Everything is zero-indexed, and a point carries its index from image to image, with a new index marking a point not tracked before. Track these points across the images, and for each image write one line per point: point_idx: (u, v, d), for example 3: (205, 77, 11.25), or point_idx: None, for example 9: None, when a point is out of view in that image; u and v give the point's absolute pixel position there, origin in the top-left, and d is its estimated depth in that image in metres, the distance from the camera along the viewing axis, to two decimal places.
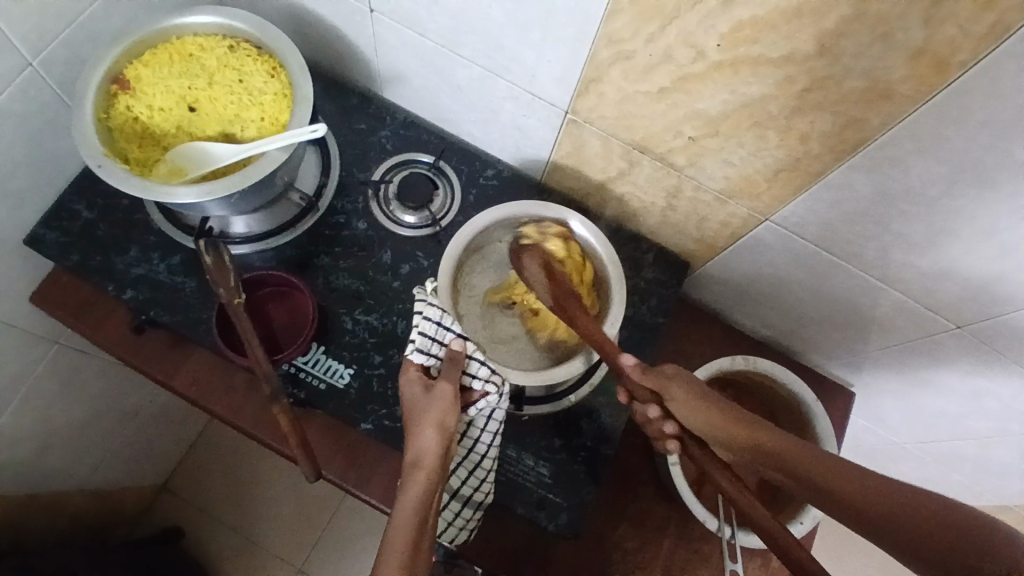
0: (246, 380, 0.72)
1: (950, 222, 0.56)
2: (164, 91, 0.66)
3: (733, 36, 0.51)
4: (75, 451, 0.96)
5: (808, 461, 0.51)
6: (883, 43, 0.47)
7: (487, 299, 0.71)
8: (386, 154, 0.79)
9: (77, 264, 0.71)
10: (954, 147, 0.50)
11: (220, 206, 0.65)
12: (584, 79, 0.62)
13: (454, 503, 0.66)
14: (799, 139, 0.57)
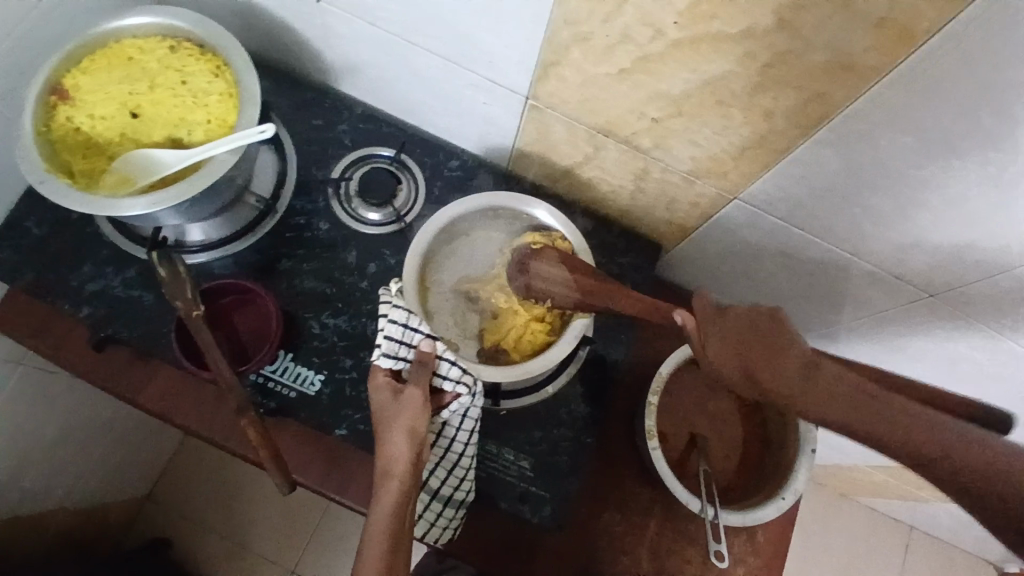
0: (215, 392, 0.70)
1: (918, 193, 0.56)
2: (104, 98, 0.62)
3: (691, 13, 0.50)
4: (50, 471, 0.94)
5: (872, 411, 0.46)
6: (844, 15, 0.45)
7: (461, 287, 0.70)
8: (345, 150, 0.76)
9: (29, 283, 0.69)
10: (919, 117, 0.49)
11: (172, 215, 0.62)
12: (543, 64, 0.60)
13: (434, 504, 0.65)
14: (763, 116, 0.56)
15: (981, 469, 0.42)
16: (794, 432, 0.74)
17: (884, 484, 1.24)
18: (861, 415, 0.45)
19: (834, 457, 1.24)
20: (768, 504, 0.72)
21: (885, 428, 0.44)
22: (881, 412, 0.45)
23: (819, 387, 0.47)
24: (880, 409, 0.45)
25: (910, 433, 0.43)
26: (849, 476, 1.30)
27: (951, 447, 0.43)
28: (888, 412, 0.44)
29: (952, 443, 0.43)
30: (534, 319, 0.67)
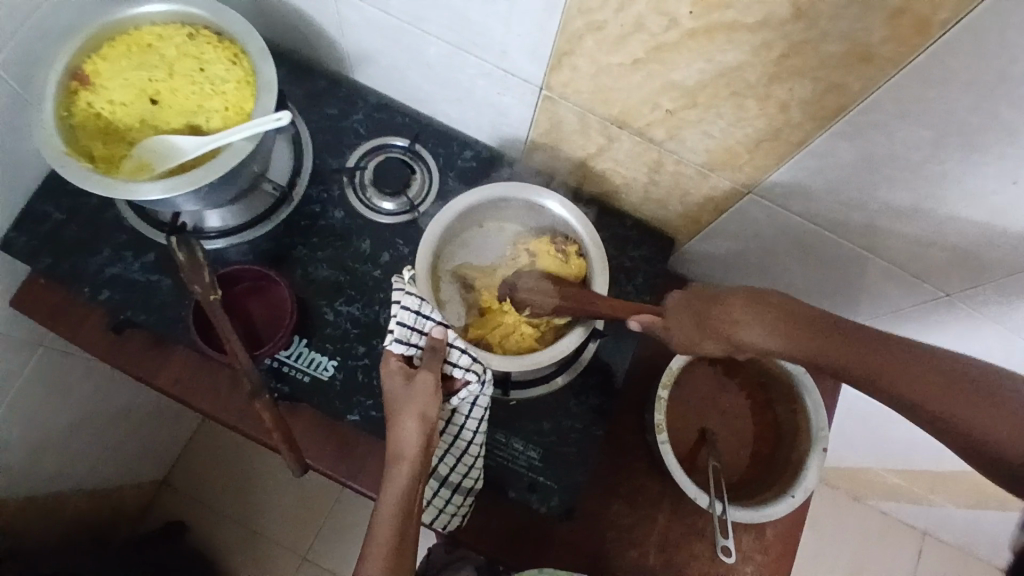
0: (230, 377, 0.72)
1: (936, 187, 0.55)
2: (123, 85, 0.64)
3: (705, 1, 0.49)
4: (69, 452, 0.96)
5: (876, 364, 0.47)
6: (861, 2, 0.44)
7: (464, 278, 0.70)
8: (360, 139, 0.77)
9: (49, 267, 0.70)
10: (938, 109, 0.48)
11: (190, 201, 0.63)
12: (556, 54, 0.60)
13: (443, 490, 0.66)
14: (778, 108, 0.55)
15: (985, 406, 0.45)
16: (806, 428, 0.74)
17: (898, 487, 1.23)
18: (887, 370, 0.47)
19: (847, 458, 1.23)
20: (778, 501, 0.72)
21: (914, 381, 0.46)
22: (895, 360, 0.47)
23: (847, 350, 0.48)
24: (894, 356, 0.47)
25: (931, 382, 0.46)
26: (862, 478, 1.28)
27: (959, 386, 0.46)
28: (901, 359, 0.47)
29: (958, 381, 0.46)
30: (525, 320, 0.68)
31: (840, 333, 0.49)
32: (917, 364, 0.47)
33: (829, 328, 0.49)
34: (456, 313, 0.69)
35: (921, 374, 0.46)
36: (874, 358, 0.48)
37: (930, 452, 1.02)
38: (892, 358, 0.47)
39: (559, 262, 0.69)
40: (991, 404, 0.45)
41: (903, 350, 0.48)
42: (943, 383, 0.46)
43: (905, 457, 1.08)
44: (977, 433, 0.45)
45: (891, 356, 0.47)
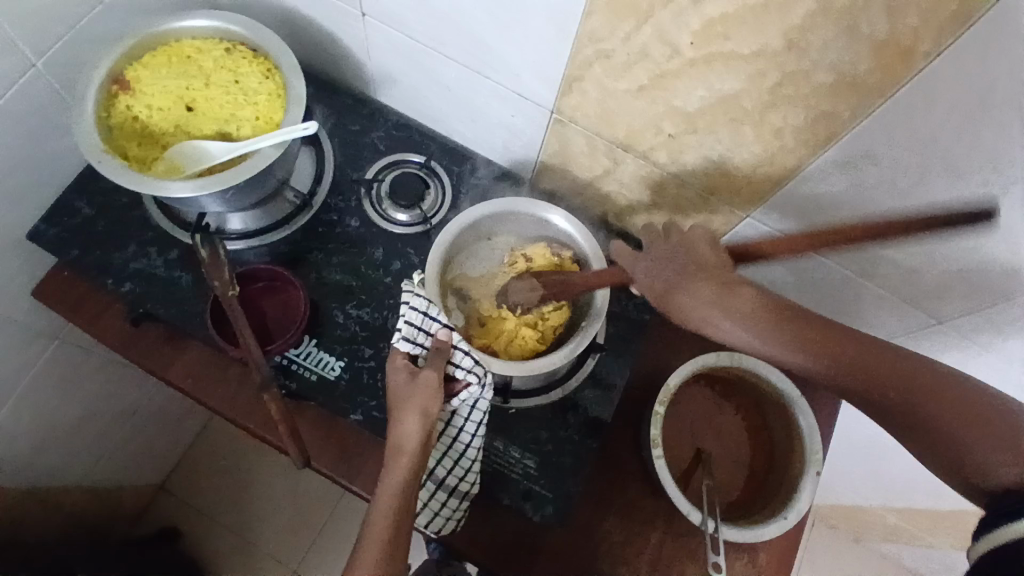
0: (240, 374, 0.74)
1: (923, 213, 0.58)
2: (162, 92, 0.68)
3: (705, 32, 0.53)
4: (75, 446, 0.98)
5: (881, 375, 0.52)
6: (848, 35, 0.48)
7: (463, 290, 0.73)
8: (379, 155, 0.81)
9: (76, 259, 0.74)
10: (922, 137, 0.52)
11: (215, 202, 0.67)
12: (566, 78, 0.64)
13: (439, 493, 0.68)
14: (774, 134, 0.59)
15: (976, 422, 0.50)
16: (800, 451, 0.75)
17: (898, 528, 1.21)
18: (891, 382, 0.52)
19: (846, 496, 1.22)
20: (770, 522, 0.72)
21: (912, 398, 0.51)
22: (899, 372, 0.52)
23: (853, 365, 0.53)
24: (899, 369, 0.52)
25: (929, 395, 0.51)
26: (860, 517, 1.27)
27: (955, 403, 0.51)
28: (905, 372, 0.52)
29: (956, 398, 0.51)
30: (525, 324, 0.70)
31: (848, 346, 0.53)
32: (915, 382, 0.52)
33: (837, 342, 0.53)
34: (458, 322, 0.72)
35: (919, 394, 0.51)
36: (877, 374, 0.52)
37: (928, 489, 1.02)
38: (895, 371, 0.52)
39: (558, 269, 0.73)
40: (975, 423, 0.50)
41: (905, 369, 0.52)
42: (939, 398, 0.51)
43: (903, 494, 1.08)
44: (966, 445, 0.50)
45: (893, 368, 0.52)
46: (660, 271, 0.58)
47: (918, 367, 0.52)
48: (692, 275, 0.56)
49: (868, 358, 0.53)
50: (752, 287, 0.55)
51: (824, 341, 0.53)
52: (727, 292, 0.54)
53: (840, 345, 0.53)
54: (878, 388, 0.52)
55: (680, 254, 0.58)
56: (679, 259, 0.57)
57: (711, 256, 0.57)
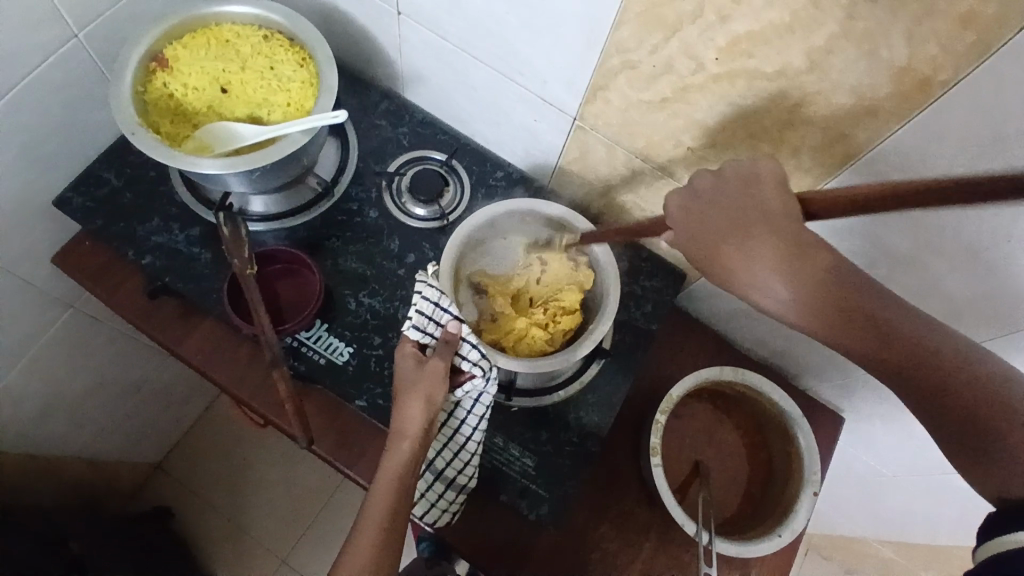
0: (250, 353, 0.76)
1: (935, 239, 0.59)
2: (198, 72, 0.70)
3: (730, 49, 0.55)
4: (77, 415, 0.99)
5: (922, 362, 0.47)
6: (868, 59, 0.50)
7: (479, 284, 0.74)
8: (402, 150, 0.83)
9: (100, 228, 0.75)
10: (938, 163, 0.53)
11: (241, 182, 0.69)
12: (591, 86, 0.66)
13: (437, 484, 0.69)
14: (791, 153, 0.60)
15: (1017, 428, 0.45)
16: (798, 470, 0.76)
17: (892, 562, 1.20)
18: (929, 372, 0.47)
19: (840, 526, 1.22)
20: (764, 539, 0.73)
21: (956, 396, 0.46)
22: (941, 363, 0.47)
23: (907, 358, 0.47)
24: (941, 361, 0.47)
25: (970, 393, 0.46)
26: (854, 548, 1.27)
27: (997, 406, 0.45)
28: (947, 364, 0.47)
29: (1000, 400, 0.46)
30: (536, 324, 0.71)
31: (892, 328, 0.47)
32: (973, 382, 0.46)
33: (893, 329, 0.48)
34: (469, 314, 0.73)
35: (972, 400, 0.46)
36: (931, 373, 0.47)
37: (922, 522, 1.01)
38: (938, 360, 0.47)
39: (571, 273, 0.74)
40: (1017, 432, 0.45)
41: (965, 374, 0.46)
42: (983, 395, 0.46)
43: (899, 527, 1.08)
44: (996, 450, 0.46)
45: (938, 359, 0.47)
46: (704, 219, 0.52)
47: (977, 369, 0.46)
48: (741, 232, 0.50)
49: (910, 342, 0.47)
50: (820, 251, 0.49)
51: (864, 318, 0.48)
52: (786, 252, 0.49)
53: (882, 325, 0.48)
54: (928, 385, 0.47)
55: (737, 192, 0.52)
56: (735, 204, 0.52)
57: (773, 203, 0.50)
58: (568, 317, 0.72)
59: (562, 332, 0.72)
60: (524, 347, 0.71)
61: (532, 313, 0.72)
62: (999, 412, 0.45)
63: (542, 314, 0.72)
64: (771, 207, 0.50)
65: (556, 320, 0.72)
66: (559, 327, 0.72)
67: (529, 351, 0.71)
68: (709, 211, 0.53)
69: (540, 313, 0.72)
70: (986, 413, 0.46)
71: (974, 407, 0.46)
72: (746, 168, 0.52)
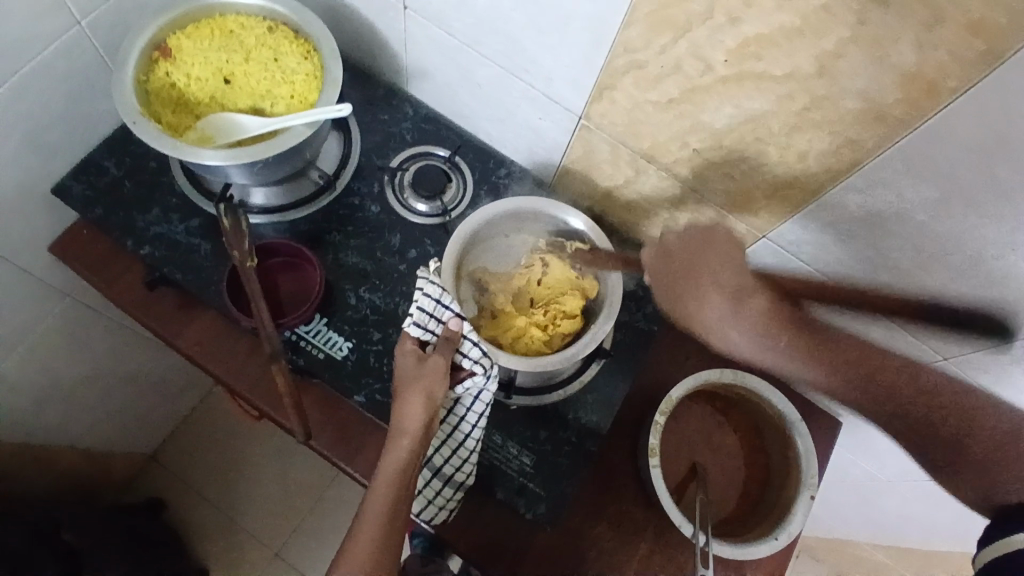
0: (248, 346, 0.75)
1: (938, 247, 0.59)
2: (202, 62, 0.69)
3: (739, 51, 0.55)
4: (73, 405, 0.98)
5: (897, 394, 0.55)
6: (877, 65, 0.50)
7: (480, 279, 0.74)
8: (405, 145, 0.82)
9: (100, 218, 0.75)
10: (944, 171, 0.53)
11: (243, 174, 0.68)
12: (598, 85, 0.66)
13: (435, 480, 0.68)
14: (797, 156, 0.60)
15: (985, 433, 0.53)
16: (796, 474, 0.76)
17: (884, 565, 1.21)
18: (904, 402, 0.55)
19: (834, 529, 1.22)
20: (760, 542, 0.73)
21: (935, 417, 0.54)
22: (910, 392, 0.55)
23: (878, 382, 0.55)
24: (910, 390, 0.55)
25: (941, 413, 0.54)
26: (847, 551, 1.27)
27: (965, 419, 0.54)
28: (916, 392, 0.55)
29: (964, 412, 0.54)
30: (536, 323, 0.71)
31: (867, 365, 0.56)
32: (943, 402, 0.54)
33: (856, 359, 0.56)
34: (468, 308, 0.73)
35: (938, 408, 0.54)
36: (898, 393, 0.55)
37: (917, 527, 1.02)
38: (912, 390, 0.55)
39: (572, 279, 0.73)
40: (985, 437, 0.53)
41: (924, 387, 0.55)
42: (952, 412, 0.54)
43: (893, 531, 1.08)
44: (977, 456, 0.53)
45: (908, 387, 0.55)
46: (671, 277, 0.61)
47: (935, 380, 0.55)
48: (712, 275, 0.60)
49: (882, 378, 0.55)
50: (765, 296, 0.59)
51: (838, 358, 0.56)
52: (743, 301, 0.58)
53: (856, 365, 0.56)
54: (900, 406, 0.55)
55: (700, 249, 0.61)
56: (699, 260, 0.61)
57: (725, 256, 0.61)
58: (568, 320, 0.72)
59: (562, 333, 0.72)
60: (523, 345, 0.71)
61: (532, 312, 0.72)
62: (970, 424, 0.54)
63: (542, 314, 0.72)
64: (724, 261, 0.60)
65: (556, 321, 0.71)
66: (558, 328, 0.71)
67: (528, 349, 0.71)
68: (683, 261, 0.61)
69: (540, 313, 0.72)
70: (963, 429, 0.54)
71: (952, 424, 0.54)
72: (702, 233, 0.62)
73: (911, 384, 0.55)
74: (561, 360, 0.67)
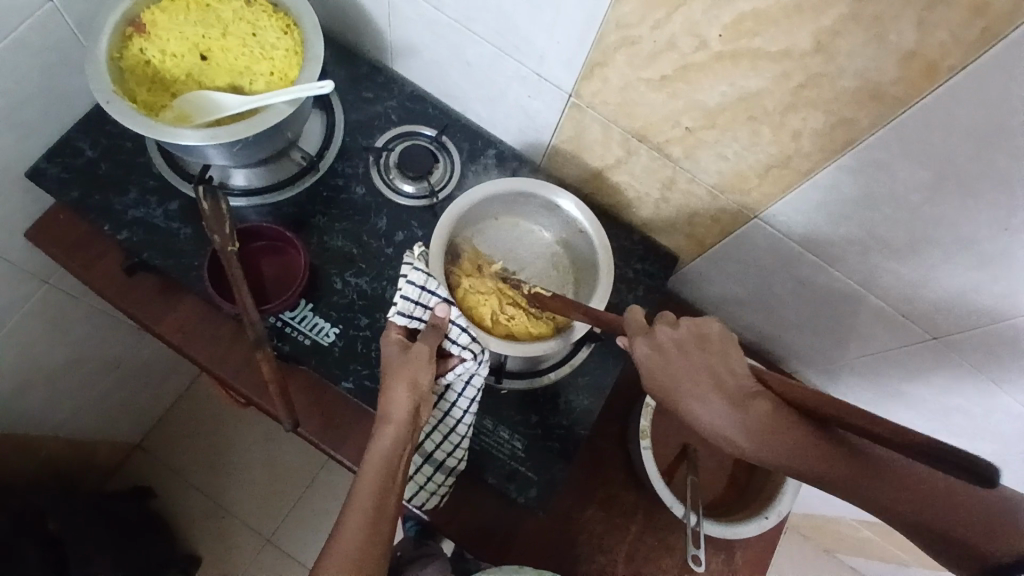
0: (232, 332, 0.73)
1: (931, 230, 0.58)
2: (178, 38, 0.67)
3: (735, 28, 0.53)
4: (55, 393, 0.96)
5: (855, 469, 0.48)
6: (877, 43, 0.48)
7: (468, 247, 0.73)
8: (390, 125, 0.80)
9: (75, 201, 0.72)
10: (940, 152, 0.52)
11: (222, 154, 0.66)
12: (590, 63, 0.64)
13: (426, 466, 0.68)
14: (792, 137, 0.59)
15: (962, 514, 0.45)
16: None
17: (866, 541, 1.24)
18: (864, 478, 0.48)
19: (818, 507, 1.25)
20: (750, 521, 0.73)
21: (902, 498, 0.47)
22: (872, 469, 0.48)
23: (909, 492, 0.47)
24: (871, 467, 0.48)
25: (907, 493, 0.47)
26: (832, 529, 1.29)
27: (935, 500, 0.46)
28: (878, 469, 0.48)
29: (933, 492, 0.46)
30: (501, 311, 0.69)
31: (821, 437, 0.49)
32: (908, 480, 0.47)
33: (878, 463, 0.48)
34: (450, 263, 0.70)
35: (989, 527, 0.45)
36: (933, 505, 0.46)
37: None
38: (873, 464, 0.48)
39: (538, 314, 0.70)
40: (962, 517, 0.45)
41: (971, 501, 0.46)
42: (919, 491, 0.47)
43: None
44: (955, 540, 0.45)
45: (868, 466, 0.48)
46: (661, 371, 0.55)
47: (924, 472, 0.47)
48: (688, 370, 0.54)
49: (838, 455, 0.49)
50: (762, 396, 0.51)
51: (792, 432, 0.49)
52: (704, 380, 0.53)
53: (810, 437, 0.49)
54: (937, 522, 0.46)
55: (694, 349, 0.55)
56: (696, 360, 0.54)
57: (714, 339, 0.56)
58: (526, 334, 0.69)
59: (516, 334, 0.69)
60: (483, 316, 0.69)
61: (503, 300, 0.70)
62: (942, 508, 0.46)
63: (509, 310, 0.70)
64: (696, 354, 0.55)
65: (518, 320, 0.69)
66: (515, 328, 0.69)
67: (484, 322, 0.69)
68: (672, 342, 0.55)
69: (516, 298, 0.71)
70: (934, 508, 0.46)
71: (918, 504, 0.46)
72: (696, 326, 0.57)
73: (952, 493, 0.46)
74: (547, 350, 0.66)
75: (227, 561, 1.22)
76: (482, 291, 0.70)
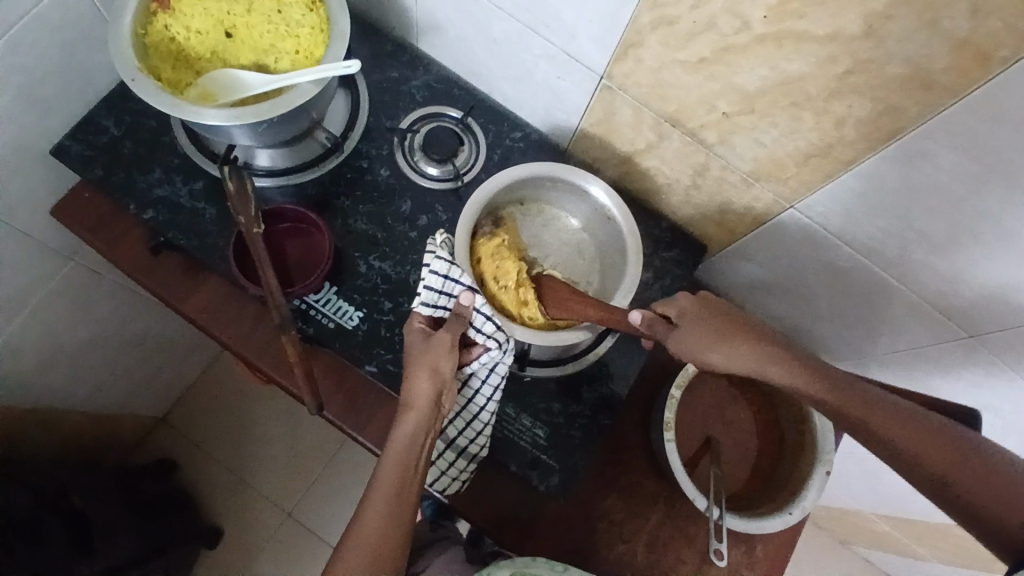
0: (256, 313, 0.73)
1: (975, 225, 0.55)
2: (202, 14, 0.65)
3: (780, 8, 0.51)
4: (79, 369, 0.98)
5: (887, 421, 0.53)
6: (930, 28, 0.46)
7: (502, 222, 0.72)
8: (415, 105, 0.79)
9: (100, 179, 0.72)
10: (990, 144, 0.49)
11: (247, 134, 0.65)
12: (623, 43, 0.62)
13: (448, 453, 0.68)
14: (834, 123, 0.56)
15: (972, 469, 0.50)
16: (812, 445, 0.74)
17: (885, 536, 1.23)
18: (889, 427, 0.52)
19: (837, 499, 1.23)
20: (774, 516, 0.72)
21: (924, 451, 0.51)
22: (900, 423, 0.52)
23: (935, 449, 0.51)
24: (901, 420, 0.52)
25: (929, 447, 0.51)
26: (850, 522, 1.28)
27: (951, 455, 0.51)
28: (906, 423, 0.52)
29: (951, 450, 0.51)
30: (515, 290, 0.67)
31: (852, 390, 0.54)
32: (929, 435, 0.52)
33: (905, 418, 0.53)
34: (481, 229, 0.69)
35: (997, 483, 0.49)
36: (954, 460, 0.51)
37: (921, 508, 1.02)
38: (898, 416, 0.53)
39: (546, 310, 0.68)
40: (973, 471, 0.50)
41: (980, 459, 0.50)
42: (939, 445, 0.51)
43: (896, 505, 1.09)
44: (965, 494, 0.50)
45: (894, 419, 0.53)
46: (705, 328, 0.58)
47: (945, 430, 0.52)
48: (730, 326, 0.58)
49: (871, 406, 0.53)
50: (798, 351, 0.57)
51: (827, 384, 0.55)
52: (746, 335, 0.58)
53: (843, 388, 0.55)
54: (957, 478, 0.50)
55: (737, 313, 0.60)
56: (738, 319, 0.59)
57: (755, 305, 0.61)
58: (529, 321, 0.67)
59: (519, 317, 0.67)
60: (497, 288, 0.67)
61: (519, 281, 0.68)
62: (958, 462, 0.50)
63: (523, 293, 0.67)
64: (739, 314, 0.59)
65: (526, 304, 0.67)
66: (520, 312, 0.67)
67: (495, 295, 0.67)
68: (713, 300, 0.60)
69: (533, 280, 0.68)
70: (947, 460, 0.51)
71: (936, 455, 0.51)
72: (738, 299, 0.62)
73: (967, 451, 0.51)
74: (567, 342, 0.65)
75: (248, 534, 1.25)
76: (502, 264, 0.68)
